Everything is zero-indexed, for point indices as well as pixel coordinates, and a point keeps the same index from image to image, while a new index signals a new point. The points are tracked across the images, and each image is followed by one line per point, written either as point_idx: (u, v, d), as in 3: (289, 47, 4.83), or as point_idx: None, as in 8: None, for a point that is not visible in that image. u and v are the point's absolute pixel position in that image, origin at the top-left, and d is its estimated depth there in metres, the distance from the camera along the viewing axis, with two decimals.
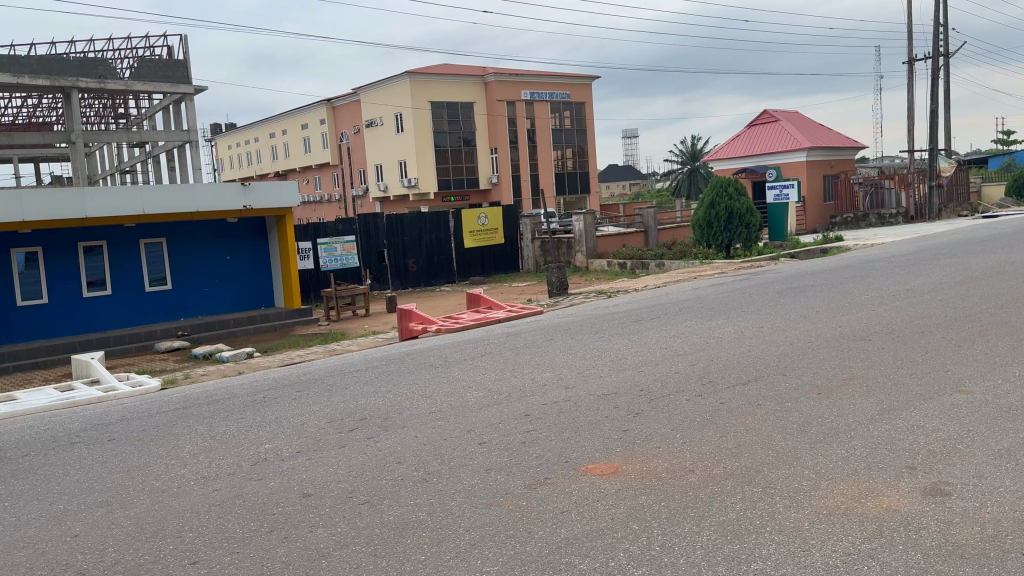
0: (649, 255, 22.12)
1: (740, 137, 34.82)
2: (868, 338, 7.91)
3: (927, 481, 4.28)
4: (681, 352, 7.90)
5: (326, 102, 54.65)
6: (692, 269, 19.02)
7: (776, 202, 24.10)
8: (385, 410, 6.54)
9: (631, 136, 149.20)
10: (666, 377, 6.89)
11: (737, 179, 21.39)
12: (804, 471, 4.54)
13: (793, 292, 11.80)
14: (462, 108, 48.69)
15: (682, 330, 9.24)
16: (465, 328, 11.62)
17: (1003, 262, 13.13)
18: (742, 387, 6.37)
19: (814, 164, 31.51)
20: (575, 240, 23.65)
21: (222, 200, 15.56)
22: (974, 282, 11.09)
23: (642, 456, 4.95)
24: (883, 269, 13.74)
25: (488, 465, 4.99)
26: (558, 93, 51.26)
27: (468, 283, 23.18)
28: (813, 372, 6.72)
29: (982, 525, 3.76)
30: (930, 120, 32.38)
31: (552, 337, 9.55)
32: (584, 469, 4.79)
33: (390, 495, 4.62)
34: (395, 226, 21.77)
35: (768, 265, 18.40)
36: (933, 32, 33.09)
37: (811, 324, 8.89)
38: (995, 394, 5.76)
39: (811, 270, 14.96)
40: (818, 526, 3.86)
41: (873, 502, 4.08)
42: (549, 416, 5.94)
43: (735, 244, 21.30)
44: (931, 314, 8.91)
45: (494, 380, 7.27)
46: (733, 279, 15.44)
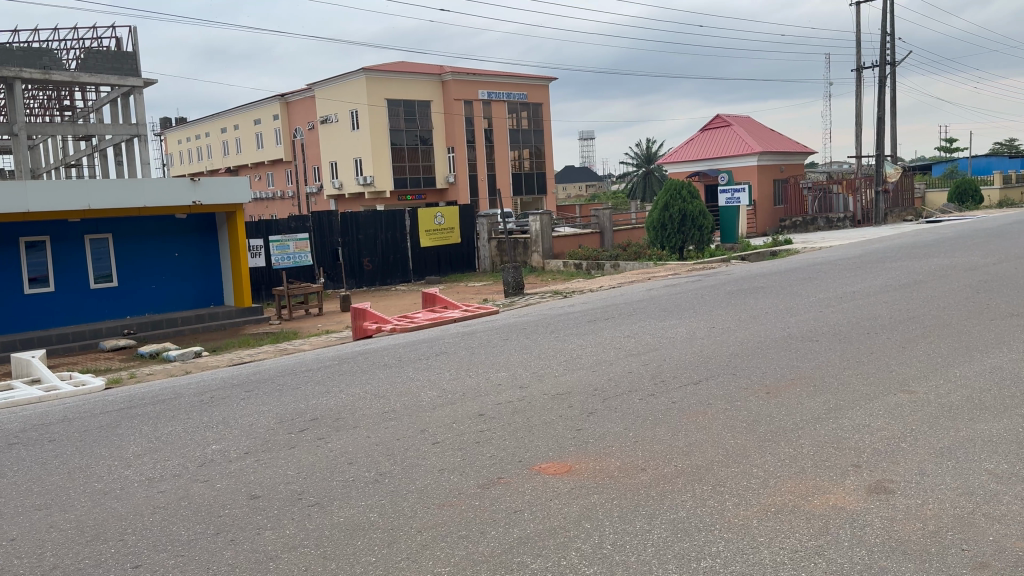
0: (604, 256, 22.30)
1: (694, 141, 35.27)
2: (817, 338, 8.06)
3: (872, 479, 4.38)
4: (635, 352, 7.94)
5: (280, 97, 53.90)
6: (645, 270, 19.22)
7: (727, 205, 24.46)
8: (337, 410, 6.45)
9: (588, 139, 150.32)
10: (619, 377, 6.93)
11: (690, 182, 21.58)
12: (753, 469, 4.60)
13: (744, 293, 11.97)
14: (419, 106, 48.42)
15: (636, 330, 9.33)
16: (419, 328, 11.54)
17: (948, 266, 13.46)
18: (693, 387, 6.44)
19: (764, 168, 32.03)
20: (531, 241, 23.63)
21: (171, 196, 15.23)
22: (919, 284, 11.38)
23: (596, 454, 4.97)
24: (832, 272, 14.00)
25: (441, 465, 4.95)
26: (515, 94, 51.34)
27: (423, 282, 23.08)
28: (762, 371, 6.82)
29: (924, 522, 3.85)
30: (877, 127, 33.15)
31: (507, 337, 9.53)
32: (538, 468, 4.79)
33: (340, 496, 4.56)
34: (350, 225, 21.55)
35: (719, 267, 18.66)
36: (881, 40, 33.82)
37: (761, 325, 9.03)
38: (937, 393, 5.92)
39: (762, 272, 15.24)
40: (766, 523, 3.91)
41: (819, 499, 4.15)
42: (503, 416, 5.92)
43: (688, 246, 21.53)
44: (876, 315, 9.13)
45: (449, 380, 7.23)
46: (686, 280, 15.61)
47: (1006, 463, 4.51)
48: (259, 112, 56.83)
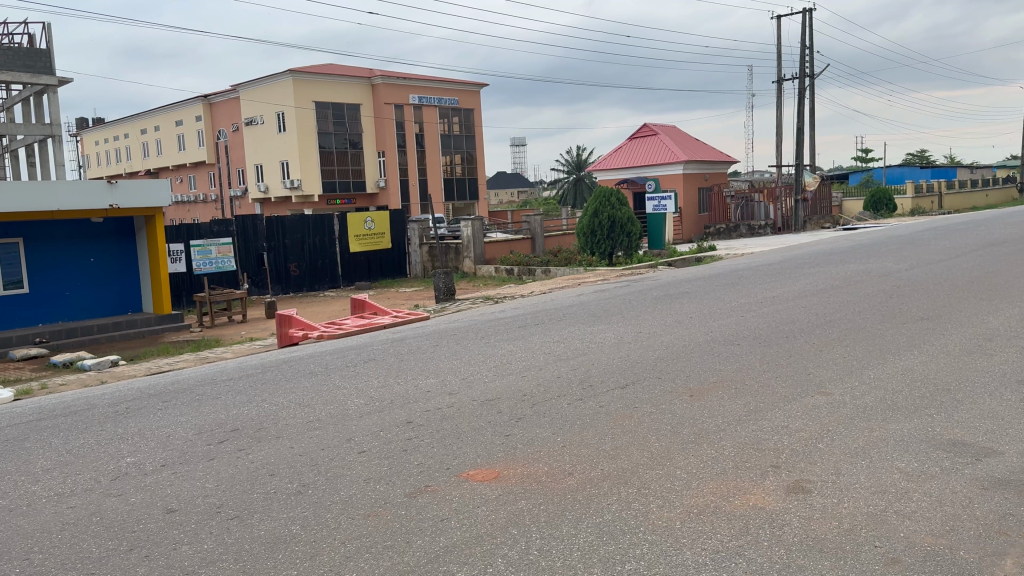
0: (536, 262, 22.42)
1: (622, 149, 35.84)
2: (739, 342, 8.27)
3: (791, 479, 4.49)
4: (564, 357, 8.00)
5: (203, 98, 52.55)
6: (575, 276, 19.42)
7: (654, 213, 24.95)
8: (258, 420, 6.28)
9: (520, 145, 151.41)
10: (548, 382, 6.94)
11: (618, 190, 21.76)
12: (676, 471, 4.68)
13: (670, 298, 12.20)
14: (348, 109, 47.84)
15: (566, 335, 9.38)
16: (348, 334, 11.37)
17: (864, 271, 13.99)
18: (620, 391, 6.51)
19: (689, 176, 32.72)
20: (463, 246, 23.54)
21: (87, 199, 14.65)
22: (837, 289, 11.79)
23: (524, 460, 4.97)
24: (753, 277, 14.41)
25: (367, 474, 4.87)
26: (446, 99, 51.25)
27: (352, 288, 22.79)
28: (686, 375, 6.95)
29: (839, 520, 3.97)
30: (797, 137, 34.27)
31: (437, 343, 9.47)
32: (465, 475, 4.76)
33: (261, 508, 4.44)
34: (276, 229, 21.11)
35: (647, 272, 18.99)
36: (800, 53, 34.96)
37: (686, 328, 9.23)
38: (852, 394, 6.13)
39: (686, 278, 15.58)
40: (689, 525, 3.97)
41: (740, 500, 4.24)
42: (432, 423, 5.88)
43: (617, 252, 21.84)
44: (794, 319, 9.40)
45: (376, 387, 7.13)
46: (615, 285, 15.83)
47: (915, 461, 4.69)
48: (181, 112, 55.24)
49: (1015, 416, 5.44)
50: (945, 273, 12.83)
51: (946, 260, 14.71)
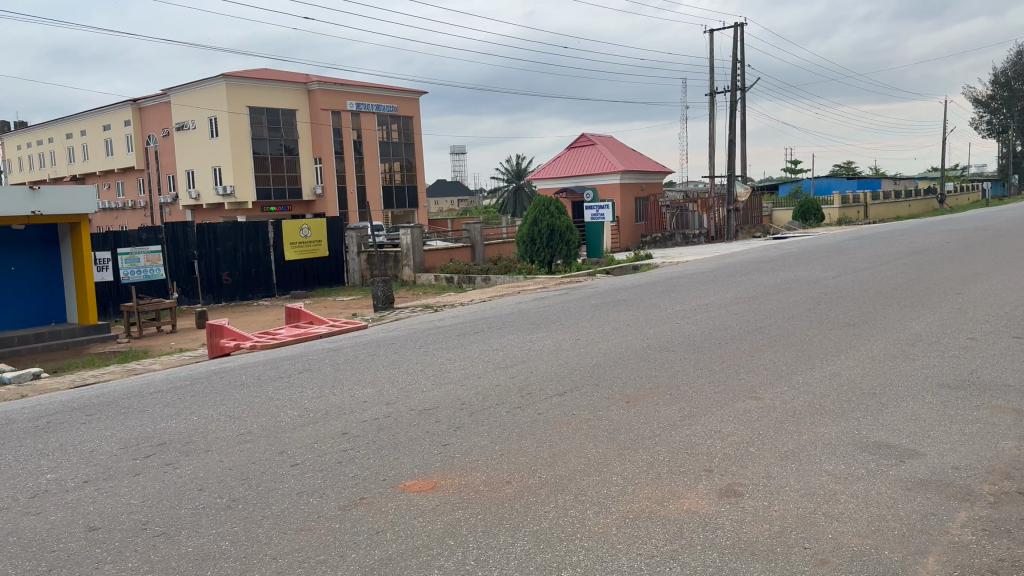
0: (475, 270, 22.39)
1: (560, 158, 36.09)
2: (674, 348, 8.40)
3: (722, 482, 4.58)
4: (503, 365, 7.99)
5: (132, 102, 51.13)
6: (515, 284, 19.47)
7: (592, 221, 25.24)
8: (187, 434, 6.11)
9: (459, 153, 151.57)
10: (486, 391, 6.91)
11: (557, 198, 21.97)
12: (613, 477, 4.71)
13: (607, 306, 12.29)
14: (283, 115, 47.09)
15: (504, 343, 9.38)
16: (282, 344, 11.16)
17: (793, 279, 14.35)
18: (558, 398, 6.53)
19: (627, 186, 33.19)
20: (402, 254, 23.37)
21: (7, 206, 14.07)
22: (768, 297, 12.09)
23: (462, 469, 4.94)
24: (687, 285, 14.65)
25: (299, 488, 4.77)
26: (384, 106, 50.86)
27: (288, 297, 22.41)
28: (623, 381, 7.03)
29: (770, 522, 4.05)
30: (729, 149, 35.05)
31: (374, 352, 9.36)
32: (402, 486, 4.70)
33: (190, 524, 4.32)
34: (207, 237, 20.63)
35: (585, 280, 19.17)
36: (733, 67, 35.77)
37: (623, 336, 9.31)
38: (781, 399, 6.28)
39: (624, 285, 15.75)
40: (624, 530, 4.00)
41: (674, 504, 4.30)
42: (367, 434, 5.80)
43: (556, 260, 21.98)
44: (727, 326, 9.59)
45: (311, 399, 7.00)
46: (553, 293, 15.90)
47: (843, 464, 4.82)
48: (108, 116, 53.55)
49: (936, 418, 5.66)
50: (872, 281, 13.23)
51: (871, 268, 15.19)
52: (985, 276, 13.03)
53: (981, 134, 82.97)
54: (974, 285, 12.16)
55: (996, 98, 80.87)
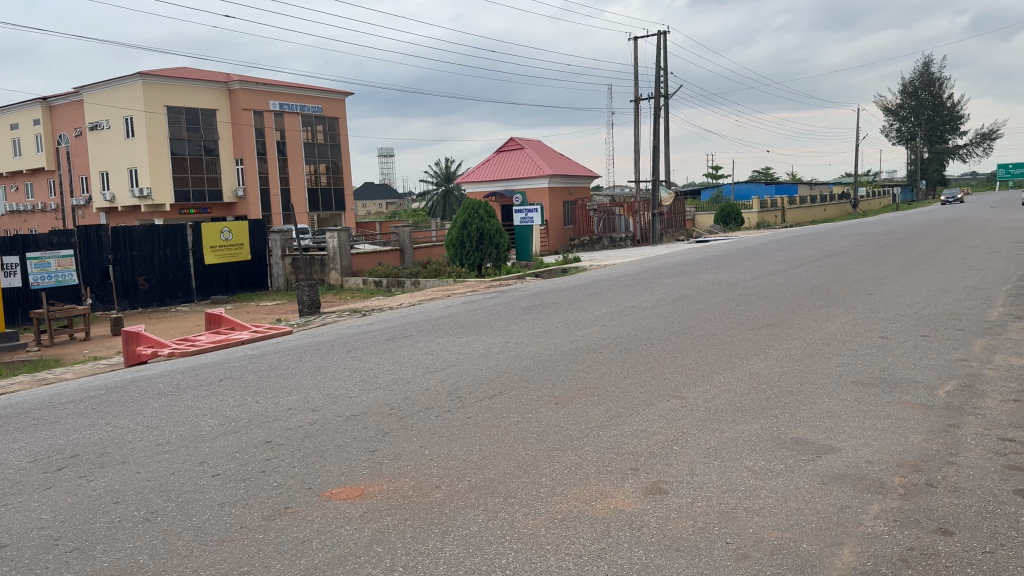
0: (404, 273, 22.22)
1: (489, 162, 36.12)
2: (601, 350, 8.49)
3: (648, 481, 4.66)
4: (432, 369, 7.94)
5: (41, 100, 49.00)
6: (444, 287, 19.42)
7: (521, 225, 25.35)
8: (102, 445, 5.88)
9: (388, 156, 150.41)
10: (415, 395, 6.87)
11: (486, 202, 22.00)
12: (542, 479, 4.73)
13: (536, 308, 12.37)
14: (203, 115, 45.85)
15: (434, 346, 9.34)
16: (202, 351, 10.85)
17: (717, 281, 14.71)
18: (488, 401, 6.54)
19: (555, 190, 33.51)
20: (329, 258, 23.04)
21: None
22: (692, 298, 12.36)
23: (390, 475, 4.89)
24: (615, 287, 14.86)
25: (221, 499, 4.65)
26: (309, 106, 50.03)
27: (208, 302, 21.82)
28: (551, 383, 7.09)
29: (694, 519, 4.14)
30: (654, 154, 35.72)
31: (299, 358, 9.19)
32: (328, 494, 4.62)
33: (105, 538, 4.15)
34: (123, 241, 19.92)
35: (515, 283, 19.25)
36: (657, 74, 36.42)
37: (551, 338, 9.39)
38: (703, 398, 6.43)
39: (553, 288, 15.85)
40: (552, 531, 4.03)
41: (602, 504, 4.34)
42: (292, 441, 5.68)
43: (486, 262, 22.00)
44: (653, 327, 9.78)
45: (233, 407, 6.82)
46: (481, 297, 15.90)
47: (763, 460, 4.97)
48: (15, 115, 51.17)
49: (850, 414, 5.88)
50: (790, 282, 13.67)
51: (789, 270, 15.68)
52: (896, 277, 13.62)
53: (890, 141, 86.89)
54: (885, 286, 12.69)
55: (904, 107, 84.88)
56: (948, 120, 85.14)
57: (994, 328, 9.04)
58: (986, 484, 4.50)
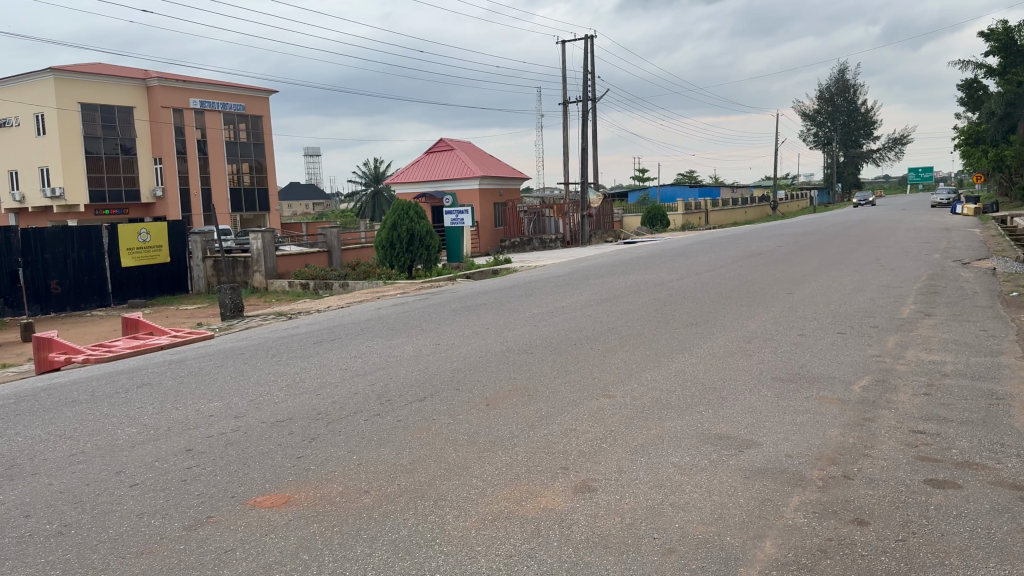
0: (332, 275, 21.87)
1: (419, 163, 35.89)
2: (531, 351, 8.52)
3: (577, 479, 4.69)
4: (360, 373, 7.82)
5: None
6: (373, 289, 19.22)
7: (452, 226, 25.27)
8: (10, 457, 5.60)
9: (314, 155, 148.26)
10: (343, 399, 6.76)
11: (416, 203, 21.88)
12: (472, 480, 4.72)
13: (467, 310, 12.33)
14: (120, 112, 44.26)
15: (363, 349, 9.22)
16: (119, 356, 10.47)
17: (644, 281, 14.95)
18: (417, 403, 6.49)
19: (485, 192, 33.52)
20: (253, 260, 22.51)
21: None
22: (620, 299, 12.53)
23: (317, 481, 4.79)
24: (545, 288, 14.93)
25: (139, 509, 4.48)
26: (231, 105, 48.82)
27: (125, 306, 21.07)
28: (482, 385, 7.06)
29: (622, 515, 4.19)
30: (583, 157, 36.09)
31: (222, 363, 8.95)
32: (253, 503, 4.51)
33: (14, 555, 3.95)
34: (33, 243, 19.05)
35: (446, 285, 19.18)
36: (584, 77, 36.81)
37: (482, 339, 9.37)
38: (631, 396, 6.52)
39: (484, 289, 15.84)
40: (482, 532, 4.01)
41: (532, 503, 4.36)
42: (215, 449, 5.52)
43: (416, 265, 21.88)
44: (583, 327, 9.87)
45: (152, 415, 6.59)
46: (411, 299, 15.79)
47: (688, 456, 5.07)
48: None
49: (771, 409, 6.04)
50: (714, 282, 13.99)
51: (714, 270, 16.07)
52: (813, 277, 14.09)
53: (807, 146, 89.90)
54: (804, 285, 13.11)
55: (821, 113, 88.10)
56: (862, 126, 88.83)
57: (906, 325, 9.43)
58: (898, 475, 4.69)
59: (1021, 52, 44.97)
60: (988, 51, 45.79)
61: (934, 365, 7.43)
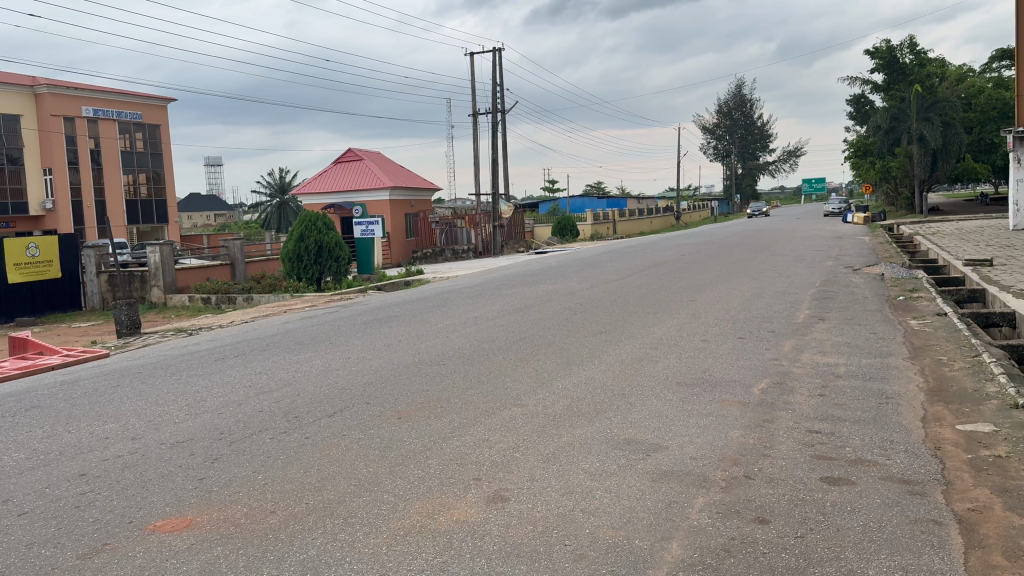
0: (235, 289, 21.27)
1: (327, 173, 35.34)
2: (444, 362, 8.50)
3: (490, 490, 4.69)
4: (265, 389, 7.62)
5: None
6: (280, 303, 18.79)
7: (362, 237, 24.91)
8: None
9: (215, 165, 144.09)
10: (248, 417, 6.56)
11: (323, 214, 21.54)
12: (384, 495, 4.66)
13: (378, 323, 12.18)
14: (5, 120, 41.90)
15: (269, 365, 8.98)
16: (5, 378, 9.90)
17: (554, 291, 15.12)
18: (326, 420, 6.36)
19: (395, 203, 33.33)
20: (151, 274, 21.67)
21: None
22: (532, 308, 12.63)
23: (220, 503, 4.64)
24: (456, 299, 14.91)
25: (28, 539, 4.24)
26: (127, 113, 46.87)
27: (12, 325, 19.93)
28: (394, 398, 6.99)
29: (533, 524, 4.21)
30: (493, 168, 36.27)
31: (118, 382, 8.57)
32: (152, 527, 4.33)
33: None
34: None
35: (356, 297, 18.95)
36: (494, 89, 36.97)
37: (393, 352, 9.27)
38: (543, 404, 6.58)
39: (395, 301, 15.72)
40: (394, 548, 3.97)
41: (445, 516, 4.34)
42: (111, 473, 5.28)
43: (325, 277, 21.50)
44: (494, 338, 9.88)
45: (41, 439, 6.25)
46: (319, 312, 15.52)
47: (598, 462, 5.15)
48: None
49: (676, 413, 6.21)
50: (621, 291, 14.27)
51: (621, 279, 16.41)
52: (714, 285, 14.59)
53: (708, 158, 93.02)
54: (707, 292, 13.53)
55: (720, 126, 91.44)
56: (759, 139, 92.68)
57: (801, 329, 9.86)
58: (796, 474, 4.88)
59: (902, 69, 47.76)
60: (873, 68, 48.44)
61: (828, 367, 7.79)
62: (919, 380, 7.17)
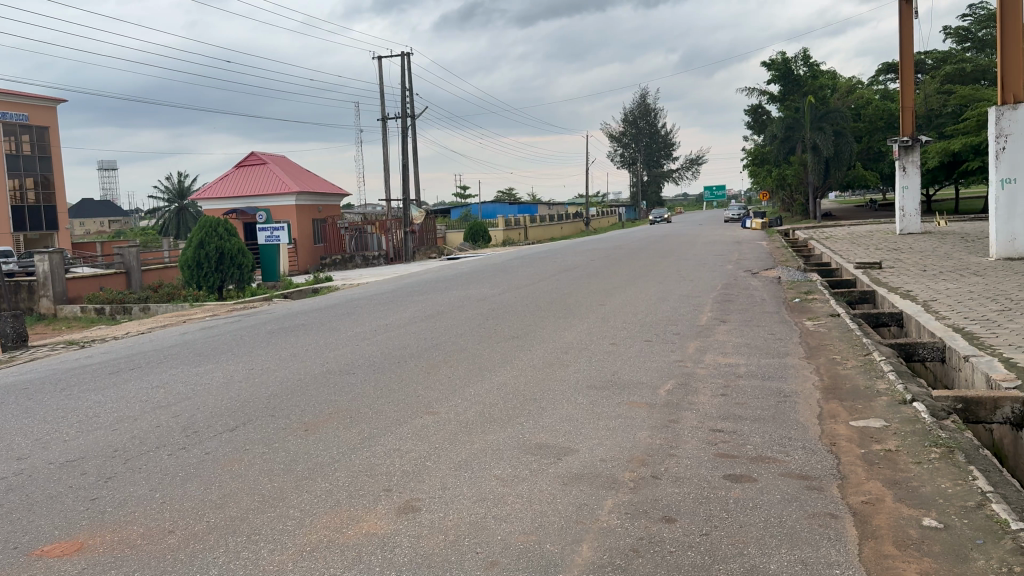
0: (131, 299, 20.37)
1: (228, 177, 34.33)
2: (352, 371, 8.34)
3: (400, 500, 4.63)
4: (164, 404, 7.31)
5: None
6: (180, 313, 18.11)
7: (267, 244, 24.31)
8: None
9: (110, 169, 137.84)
10: (145, 434, 6.28)
11: (224, 220, 20.91)
12: (289, 511, 4.53)
13: (284, 332, 11.87)
14: None
15: (168, 378, 8.63)
16: None
17: (464, 296, 15.10)
18: (228, 434, 6.15)
19: (302, 208, 32.61)
20: (39, 284, 20.55)
21: None
22: (441, 314, 12.56)
23: (115, 524, 4.42)
24: (365, 306, 14.71)
25: None
26: (13, 114, 44.33)
27: None
28: (301, 410, 6.81)
29: (445, 533, 4.18)
30: (403, 173, 35.93)
31: (2, 399, 8.06)
32: (38, 553, 4.08)
33: None
34: None
35: (261, 306, 18.46)
36: (402, 94, 36.65)
37: (300, 362, 9.05)
38: (454, 412, 6.54)
39: (302, 309, 15.36)
40: (301, 564, 3.86)
41: (353, 529, 4.25)
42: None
43: (227, 285, 20.84)
44: (404, 345, 9.78)
45: None
46: (222, 322, 15.03)
47: (509, 467, 5.15)
48: None
49: (585, 417, 6.27)
50: (531, 296, 14.37)
51: (531, 284, 16.54)
52: (621, 289, 14.87)
53: (615, 165, 94.94)
54: (614, 296, 13.77)
55: (626, 134, 93.47)
56: (663, 148, 95.17)
57: (704, 331, 10.16)
58: (701, 472, 5.01)
59: (796, 81, 49.97)
60: (769, 79, 50.55)
61: (730, 367, 8.04)
62: (815, 379, 7.47)
